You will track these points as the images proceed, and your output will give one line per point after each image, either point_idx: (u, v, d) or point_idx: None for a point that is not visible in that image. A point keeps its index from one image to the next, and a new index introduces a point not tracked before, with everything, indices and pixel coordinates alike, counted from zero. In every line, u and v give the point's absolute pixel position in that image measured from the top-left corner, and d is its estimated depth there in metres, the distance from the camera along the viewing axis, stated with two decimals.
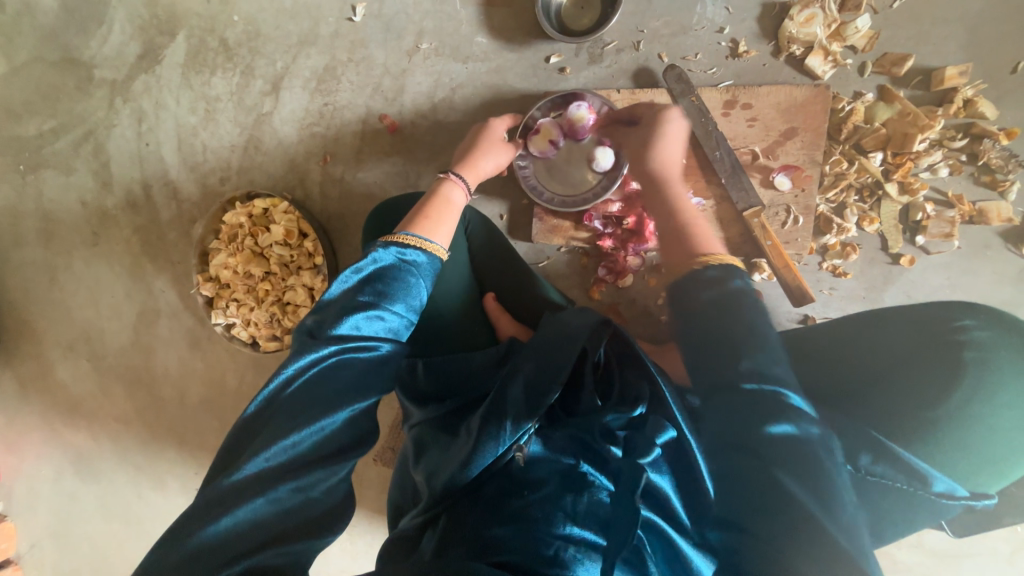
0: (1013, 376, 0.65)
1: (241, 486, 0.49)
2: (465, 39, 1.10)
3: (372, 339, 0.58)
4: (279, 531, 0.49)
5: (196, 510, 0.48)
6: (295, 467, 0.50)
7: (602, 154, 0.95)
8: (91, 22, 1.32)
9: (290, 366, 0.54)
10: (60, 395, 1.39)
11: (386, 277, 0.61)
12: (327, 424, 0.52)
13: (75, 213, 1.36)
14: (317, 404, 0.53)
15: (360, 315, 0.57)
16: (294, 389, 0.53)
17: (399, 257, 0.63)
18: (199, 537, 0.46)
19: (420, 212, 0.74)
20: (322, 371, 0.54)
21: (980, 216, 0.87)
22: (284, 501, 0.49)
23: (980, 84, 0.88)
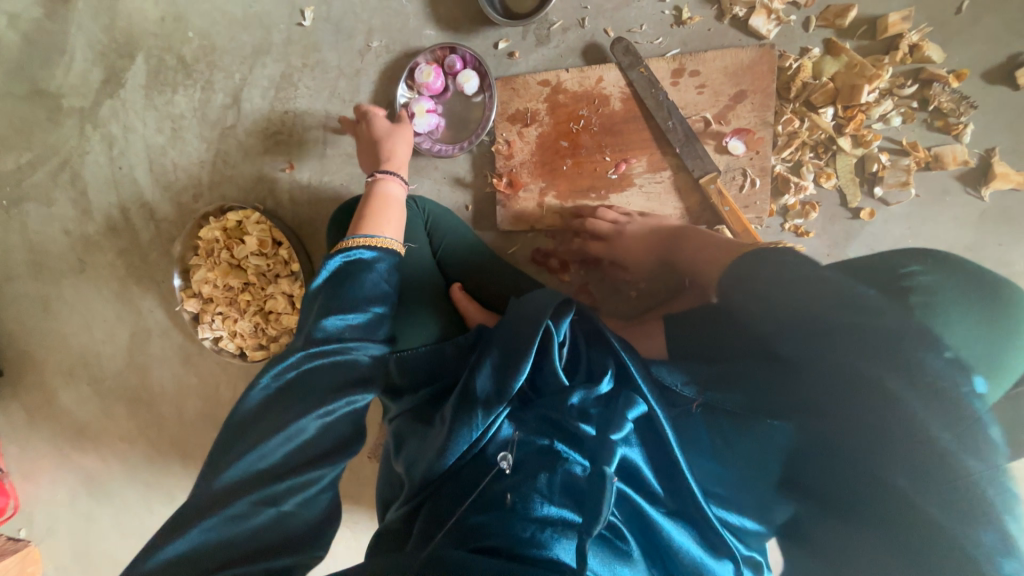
0: (961, 314, 0.65)
1: (217, 495, 0.50)
2: (414, 34, 1.11)
3: (342, 341, 0.63)
4: (258, 531, 0.50)
5: (175, 520, 0.50)
6: (269, 474, 0.52)
7: (465, 77, 1.02)
8: (53, 52, 1.34)
9: (266, 373, 0.57)
10: (66, 421, 1.43)
11: (340, 279, 0.69)
12: (297, 431, 0.54)
13: (60, 242, 1.39)
14: (291, 407, 0.55)
15: (330, 319, 0.64)
16: (269, 397, 0.56)
17: (346, 258, 0.71)
18: (177, 545, 0.48)
19: (365, 215, 0.83)
20: (298, 376, 0.58)
21: (936, 161, 0.89)
22: (261, 505, 0.51)
23: (925, 28, 0.88)
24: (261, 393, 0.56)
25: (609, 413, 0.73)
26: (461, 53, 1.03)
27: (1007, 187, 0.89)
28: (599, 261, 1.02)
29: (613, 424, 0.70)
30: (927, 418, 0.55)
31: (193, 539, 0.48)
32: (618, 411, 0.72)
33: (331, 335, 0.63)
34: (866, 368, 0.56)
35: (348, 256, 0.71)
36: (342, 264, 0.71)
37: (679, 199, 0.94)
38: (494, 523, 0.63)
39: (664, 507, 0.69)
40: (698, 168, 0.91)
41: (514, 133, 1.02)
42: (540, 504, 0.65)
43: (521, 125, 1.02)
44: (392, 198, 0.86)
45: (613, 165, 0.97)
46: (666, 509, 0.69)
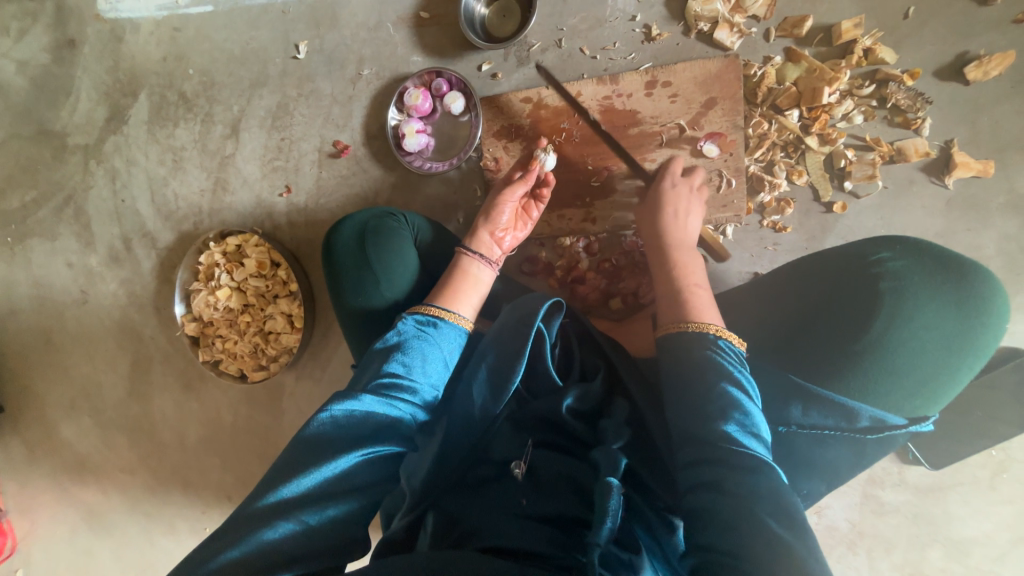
0: (926, 298, 0.68)
1: (268, 511, 0.54)
2: (402, 61, 1.18)
3: (395, 402, 0.65)
4: (300, 551, 0.53)
5: (227, 527, 0.54)
6: (312, 499, 0.55)
7: (451, 98, 1.09)
8: (60, 94, 1.40)
9: (331, 407, 0.61)
10: (67, 453, 1.42)
11: (405, 347, 0.70)
12: (343, 462, 0.58)
13: (63, 275, 1.42)
14: (345, 443, 0.59)
15: (386, 384, 0.66)
16: (323, 432, 0.59)
17: (417, 324, 0.74)
18: (223, 557, 0.51)
19: (440, 287, 0.83)
20: (353, 415, 0.61)
21: (899, 154, 0.94)
22: (304, 529, 0.54)
23: (877, 33, 0.95)
24: (324, 425, 0.60)
25: (604, 414, 0.76)
26: (447, 76, 1.10)
27: (970, 175, 0.93)
28: (588, 267, 1.05)
29: (613, 426, 0.72)
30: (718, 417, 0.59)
31: (238, 550, 0.52)
32: (615, 414, 0.74)
33: (389, 391, 0.65)
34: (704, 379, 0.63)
35: (421, 317, 0.75)
36: (412, 329, 0.73)
37: None
38: (498, 524, 0.65)
39: (662, 502, 0.68)
40: None
41: (500, 149, 1.08)
42: (548, 506, 0.66)
43: (507, 139, 1.07)
44: (477, 279, 0.85)
45: (595, 172, 1.01)
46: (667, 505, 0.67)
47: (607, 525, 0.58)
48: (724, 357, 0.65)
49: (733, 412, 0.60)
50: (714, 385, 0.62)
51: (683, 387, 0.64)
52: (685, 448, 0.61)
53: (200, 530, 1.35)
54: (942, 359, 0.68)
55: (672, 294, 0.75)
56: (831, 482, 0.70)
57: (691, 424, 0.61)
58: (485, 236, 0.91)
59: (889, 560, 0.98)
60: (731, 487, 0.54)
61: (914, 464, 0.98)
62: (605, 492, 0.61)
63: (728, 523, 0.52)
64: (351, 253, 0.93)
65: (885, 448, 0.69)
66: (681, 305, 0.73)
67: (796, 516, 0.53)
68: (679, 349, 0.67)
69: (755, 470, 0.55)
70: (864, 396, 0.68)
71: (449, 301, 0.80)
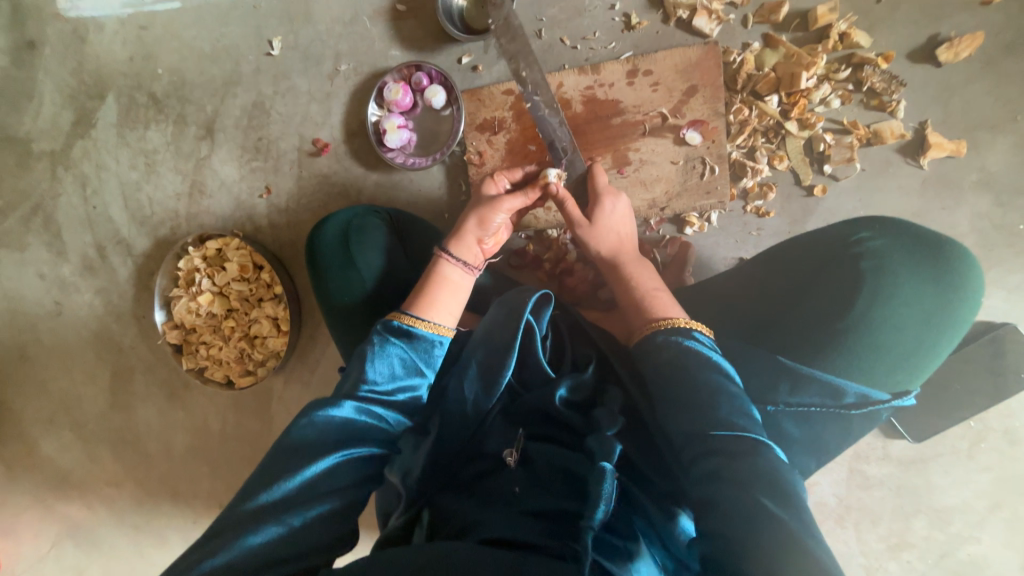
0: (907, 276, 0.69)
1: (252, 515, 0.53)
2: (380, 55, 1.16)
3: (381, 411, 0.65)
4: (285, 554, 0.52)
5: (212, 533, 0.53)
6: (297, 501, 0.55)
7: (432, 93, 1.08)
8: (22, 99, 1.35)
9: (315, 411, 0.61)
10: (49, 469, 1.38)
11: (387, 354, 0.69)
12: (327, 464, 0.58)
13: (35, 286, 1.37)
14: (329, 444, 0.59)
15: (368, 393, 0.65)
16: (307, 435, 0.59)
17: (400, 329, 0.71)
18: (205, 565, 0.50)
19: (416, 291, 0.80)
20: (336, 420, 0.61)
21: (876, 137, 0.96)
22: (293, 529, 0.54)
23: (851, 17, 0.96)
24: (306, 429, 0.59)
25: (597, 403, 0.75)
26: (427, 70, 1.09)
27: (944, 155, 0.96)
28: (576, 258, 1.05)
29: (607, 412, 0.71)
30: (718, 411, 0.60)
31: (224, 556, 0.50)
32: (608, 403, 0.73)
33: (371, 400, 0.65)
34: (698, 372, 0.63)
35: (395, 325, 0.72)
36: (393, 335, 0.71)
37: (645, 191, 0.99)
38: (496, 516, 0.64)
39: (658, 489, 0.67)
40: (662, 167, 0.98)
41: (483, 142, 1.07)
42: (546, 500, 0.65)
43: (490, 132, 1.06)
44: (453, 285, 0.81)
45: None
46: (666, 494, 0.66)
47: (600, 509, 0.59)
48: (699, 346, 0.67)
49: (726, 402, 0.61)
50: (710, 379, 0.63)
51: (673, 383, 0.64)
52: (688, 445, 0.61)
53: (192, 541, 1.32)
54: (922, 335, 0.69)
55: (633, 299, 0.79)
56: (821, 460, 0.71)
57: (692, 426, 0.60)
58: (472, 241, 0.85)
59: (875, 531, 1.01)
60: (735, 475, 0.55)
61: (898, 438, 1.00)
62: (599, 478, 0.61)
63: (733, 511, 0.52)
64: (336, 252, 0.92)
65: (869, 423, 0.70)
66: (645, 309, 0.76)
67: (794, 494, 0.54)
68: (654, 348, 0.68)
69: (755, 453, 0.56)
70: (849, 373, 0.69)
71: (423, 308, 0.76)
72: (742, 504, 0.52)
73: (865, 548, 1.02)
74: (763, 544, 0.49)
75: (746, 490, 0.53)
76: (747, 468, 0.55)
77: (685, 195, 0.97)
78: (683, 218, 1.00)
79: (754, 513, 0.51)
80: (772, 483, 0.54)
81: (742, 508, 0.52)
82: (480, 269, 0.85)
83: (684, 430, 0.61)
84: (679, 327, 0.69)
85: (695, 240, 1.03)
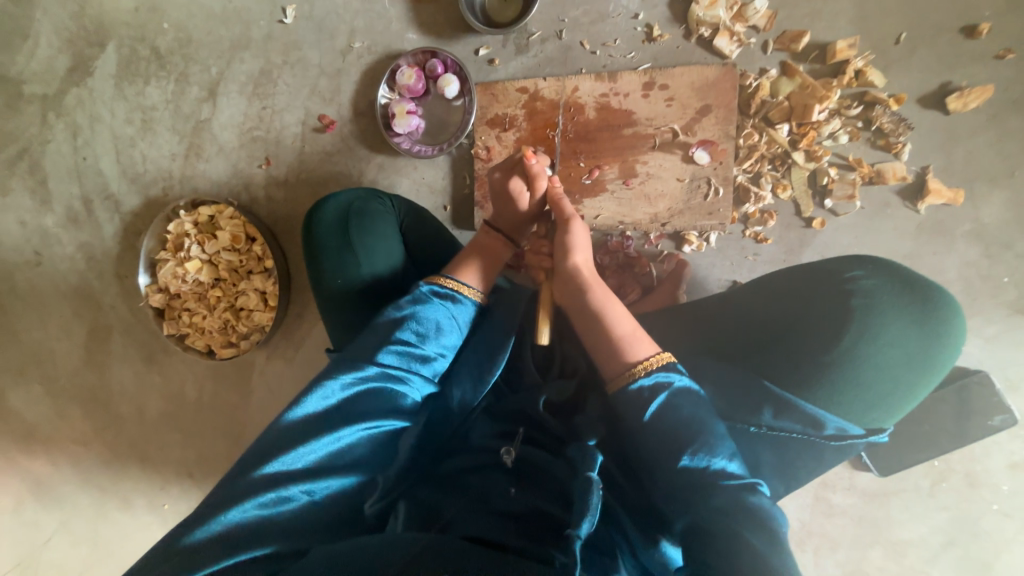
0: (894, 317, 0.71)
1: (260, 483, 0.53)
2: (396, 36, 1.13)
3: (404, 372, 0.67)
4: (288, 526, 0.53)
5: (214, 498, 0.53)
6: (305, 474, 0.55)
7: (445, 81, 1.06)
8: (16, 37, 1.29)
9: (338, 375, 0.62)
10: (14, 422, 1.35)
11: (417, 316, 0.71)
12: (343, 435, 0.59)
13: (14, 234, 1.33)
14: (345, 415, 0.60)
15: (396, 350, 0.67)
16: (327, 399, 0.60)
17: (433, 293, 0.75)
18: (207, 528, 0.51)
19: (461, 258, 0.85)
20: (358, 385, 0.62)
21: (878, 176, 0.98)
22: (298, 499, 0.55)
23: (868, 55, 0.97)
24: (326, 398, 0.60)
25: (579, 411, 0.77)
26: (442, 58, 1.07)
27: (940, 202, 0.98)
28: None
29: (586, 421, 0.73)
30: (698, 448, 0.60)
31: (225, 521, 0.51)
32: (588, 410, 0.75)
33: (396, 363, 0.67)
34: (681, 410, 0.63)
35: (436, 288, 0.76)
36: (427, 297, 0.74)
37: (648, 206, 0.99)
38: (475, 517, 0.62)
39: (629, 499, 0.68)
40: (667, 182, 0.98)
41: (492, 138, 1.06)
42: (525, 501, 0.65)
43: (500, 129, 1.06)
44: (490, 256, 0.85)
45: (587, 170, 1.01)
46: (633, 505, 0.67)
47: (586, 523, 0.57)
48: (688, 383, 0.65)
49: (720, 445, 0.61)
50: (699, 416, 0.63)
51: (668, 421, 0.62)
52: (669, 477, 0.61)
53: (158, 507, 1.30)
54: (900, 376, 0.71)
55: (609, 333, 0.71)
56: (790, 486, 0.73)
57: (681, 471, 0.60)
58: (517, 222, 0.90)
59: (833, 557, 1.05)
60: (723, 508, 0.56)
61: (864, 470, 1.04)
62: (586, 488, 0.60)
63: (726, 548, 0.52)
64: (333, 233, 0.90)
65: (841, 456, 0.72)
66: (620, 348, 0.69)
67: (778, 533, 0.55)
68: (639, 391, 0.65)
69: (741, 490, 0.58)
70: (831, 406, 0.71)
71: (463, 272, 0.80)
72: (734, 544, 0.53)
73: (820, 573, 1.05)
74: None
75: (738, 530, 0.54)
76: (737, 505, 0.56)
77: (687, 213, 0.98)
78: (683, 236, 1.01)
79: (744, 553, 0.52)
80: (766, 525, 0.55)
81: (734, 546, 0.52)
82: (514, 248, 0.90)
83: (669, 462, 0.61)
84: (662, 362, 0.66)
85: (692, 259, 1.03)
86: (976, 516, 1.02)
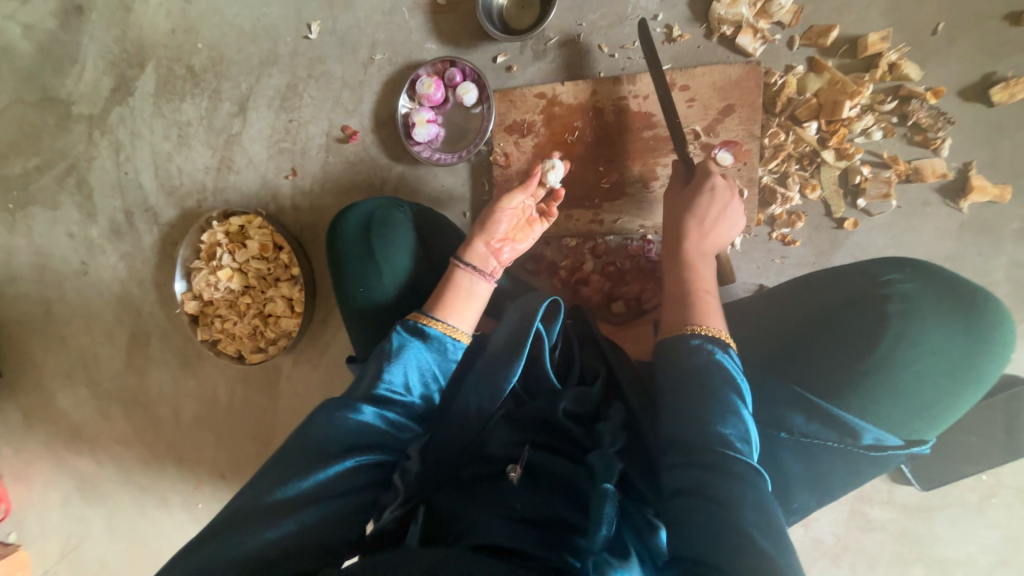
0: (935, 322, 0.67)
1: (272, 507, 0.56)
2: (416, 47, 1.16)
3: (388, 409, 0.68)
4: (294, 551, 0.54)
5: (224, 525, 0.55)
6: (309, 500, 0.57)
7: (464, 89, 1.07)
8: (66, 62, 1.38)
9: (322, 416, 0.64)
10: (62, 422, 1.43)
11: (399, 355, 0.71)
12: (339, 465, 0.60)
13: (64, 245, 1.41)
14: (344, 446, 0.61)
15: (381, 390, 0.68)
16: (318, 436, 0.61)
17: (411, 335, 0.73)
18: (219, 554, 0.52)
19: (436, 295, 0.81)
20: (344, 421, 0.63)
21: (916, 174, 0.93)
22: (303, 526, 0.56)
23: (903, 47, 0.93)
24: (318, 429, 0.62)
25: (601, 419, 0.75)
26: (461, 66, 1.09)
27: (985, 200, 0.92)
28: (593, 268, 1.04)
29: (609, 429, 0.72)
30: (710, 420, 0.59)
31: (235, 549, 0.52)
32: (610, 417, 0.74)
33: (383, 399, 0.68)
34: (716, 380, 0.62)
35: (411, 326, 0.74)
36: (406, 339, 0.73)
37: None
38: (490, 522, 0.64)
39: (652, 507, 0.67)
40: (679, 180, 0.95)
41: (511, 144, 1.06)
42: (542, 506, 0.65)
43: (518, 135, 1.06)
44: (472, 293, 0.81)
45: (606, 174, 1.00)
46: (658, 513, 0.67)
47: (603, 530, 0.59)
48: (730, 362, 0.64)
49: (732, 417, 0.60)
50: (722, 391, 0.61)
51: (691, 389, 0.62)
52: (670, 453, 0.60)
53: (192, 506, 1.35)
54: (943, 385, 0.67)
55: (678, 293, 0.75)
56: (823, 499, 0.70)
57: (688, 440, 0.59)
58: (480, 245, 0.84)
59: (871, 575, 0.99)
60: (720, 494, 0.54)
61: (905, 484, 0.98)
62: (601, 498, 0.61)
63: (716, 537, 0.52)
64: (355, 241, 0.92)
65: (880, 467, 0.69)
66: (687, 307, 0.72)
67: (778, 526, 0.54)
68: (689, 350, 0.66)
69: (742, 478, 0.56)
70: (868, 415, 0.68)
71: (444, 312, 0.78)
72: (728, 534, 0.52)
73: None
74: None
75: (732, 516, 0.53)
76: (729, 489, 0.55)
77: None
78: None
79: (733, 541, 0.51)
80: (765, 520, 0.54)
81: (726, 531, 0.52)
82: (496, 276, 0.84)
83: (679, 433, 0.60)
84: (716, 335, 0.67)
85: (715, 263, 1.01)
86: None
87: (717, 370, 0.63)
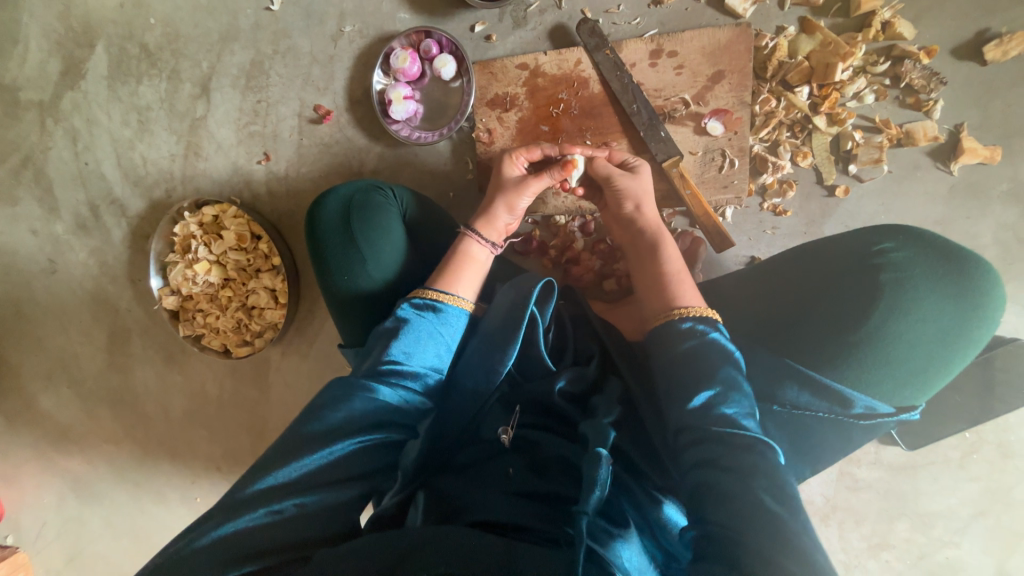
0: (926, 292, 0.67)
1: (258, 495, 0.54)
2: (388, 17, 1.09)
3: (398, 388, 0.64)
4: (288, 538, 0.53)
5: (221, 507, 0.54)
6: (305, 485, 0.55)
7: (441, 62, 1.01)
8: (6, 43, 1.27)
9: (321, 399, 0.61)
10: (48, 423, 1.39)
11: (404, 331, 0.69)
12: (335, 450, 0.57)
13: (27, 242, 1.34)
14: (338, 431, 0.58)
15: (387, 369, 0.65)
16: (315, 425, 0.58)
17: (415, 311, 0.71)
18: (209, 537, 0.51)
19: (440, 268, 0.80)
20: (342, 402, 0.60)
21: (907, 138, 0.92)
22: (292, 514, 0.54)
23: (897, 5, 0.90)
24: (316, 414, 0.59)
25: (596, 394, 0.75)
26: (437, 37, 1.02)
27: (975, 161, 0.92)
28: (583, 247, 1.03)
29: (604, 402, 0.71)
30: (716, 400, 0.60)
31: (229, 527, 0.52)
32: (606, 394, 0.73)
33: (387, 377, 0.65)
34: (715, 363, 0.62)
35: (418, 301, 0.73)
36: (410, 315, 0.71)
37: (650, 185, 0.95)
38: (489, 499, 0.63)
39: (653, 483, 0.67)
40: (662, 153, 0.90)
41: (494, 119, 1.01)
42: (539, 485, 0.65)
43: (501, 109, 1.01)
44: (477, 262, 0.81)
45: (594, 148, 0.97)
46: (658, 486, 0.67)
47: (595, 495, 0.56)
48: (724, 338, 0.65)
49: (736, 395, 0.60)
50: (721, 365, 0.62)
51: (685, 369, 0.62)
52: (680, 433, 0.60)
53: (191, 500, 1.34)
54: (932, 352, 0.68)
55: (658, 276, 0.74)
56: (815, 467, 0.72)
57: (687, 416, 0.60)
58: (501, 218, 0.85)
59: (859, 531, 1.04)
60: (731, 463, 0.55)
61: (891, 444, 1.02)
62: (593, 462, 0.59)
63: (724, 498, 0.52)
64: (336, 230, 0.88)
65: (870, 433, 0.70)
66: (664, 291, 0.72)
67: (790, 492, 0.53)
68: (679, 334, 0.65)
69: (753, 449, 0.56)
70: (857, 384, 0.68)
71: (452, 283, 0.77)
72: (734, 494, 0.52)
73: (846, 547, 1.04)
74: (758, 538, 0.48)
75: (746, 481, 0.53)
76: (742, 458, 0.55)
77: (702, 188, 0.93)
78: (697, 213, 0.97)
79: (741, 504, 0.51)
80: (775, 482, 0.53)
81: (732, 494, 0.52)
82: (499, 246, 0.85)
83: (680, 417, 0.61)
84: (707, 315, 0.67)
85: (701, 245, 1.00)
86: (1009, 486, 0.99)
87: (719, 352, 0.63)
